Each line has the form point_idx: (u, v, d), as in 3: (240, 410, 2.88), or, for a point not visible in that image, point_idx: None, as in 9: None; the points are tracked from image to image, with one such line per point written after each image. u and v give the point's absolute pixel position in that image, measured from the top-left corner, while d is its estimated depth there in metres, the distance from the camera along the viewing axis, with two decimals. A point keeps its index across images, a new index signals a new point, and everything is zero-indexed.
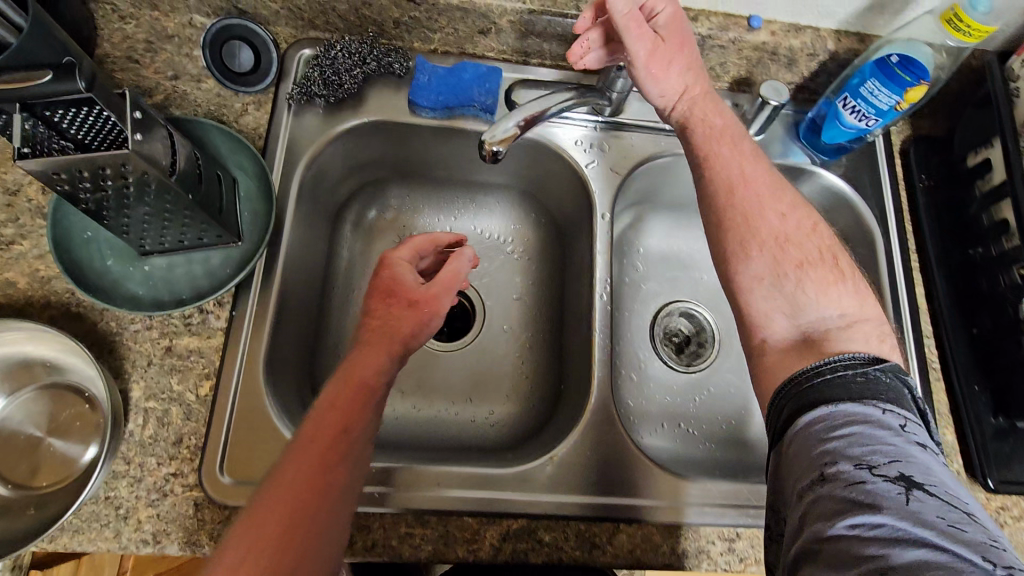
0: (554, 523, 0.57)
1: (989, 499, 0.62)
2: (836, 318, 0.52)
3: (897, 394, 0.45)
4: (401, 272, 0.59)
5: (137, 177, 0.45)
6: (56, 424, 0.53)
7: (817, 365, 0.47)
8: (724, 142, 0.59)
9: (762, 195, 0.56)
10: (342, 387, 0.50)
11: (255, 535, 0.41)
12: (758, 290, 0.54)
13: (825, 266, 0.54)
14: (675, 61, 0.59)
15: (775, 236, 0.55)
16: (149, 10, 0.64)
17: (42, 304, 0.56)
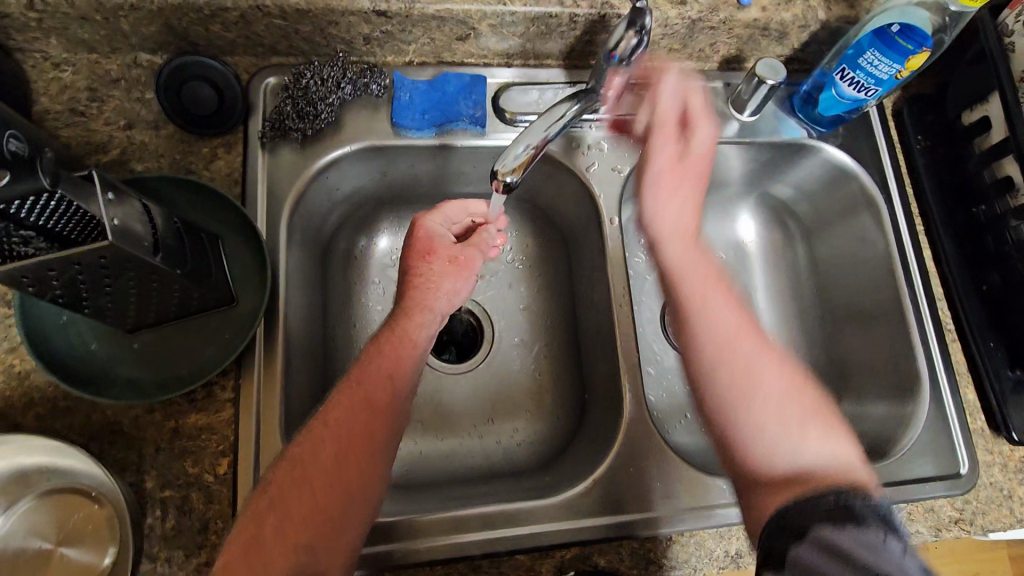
0: (607, 545, 0.56)
1: (1012, 451, 0.64)
2: (833, 458, 0.48)
3: (896, 522, 0.41)
4: (436, 230, 0.59)
5: (118, 263, 0.41)
6: (66, 531, 0.47)
7: (810, 495, 0.44)
8: (716, 298, 0.56)
9: (760, 347, 0.54)
10: (387, 339, 0.53)
11: (296, 490, 0.46)
12: (759, 442, 0.50)
13: (813, 414, 0.51)
14: (682, 187, 0.60)
15: (777, 396, 0.52)
16: (86, 53, 0.57)
17: (25, 403, 0.51)
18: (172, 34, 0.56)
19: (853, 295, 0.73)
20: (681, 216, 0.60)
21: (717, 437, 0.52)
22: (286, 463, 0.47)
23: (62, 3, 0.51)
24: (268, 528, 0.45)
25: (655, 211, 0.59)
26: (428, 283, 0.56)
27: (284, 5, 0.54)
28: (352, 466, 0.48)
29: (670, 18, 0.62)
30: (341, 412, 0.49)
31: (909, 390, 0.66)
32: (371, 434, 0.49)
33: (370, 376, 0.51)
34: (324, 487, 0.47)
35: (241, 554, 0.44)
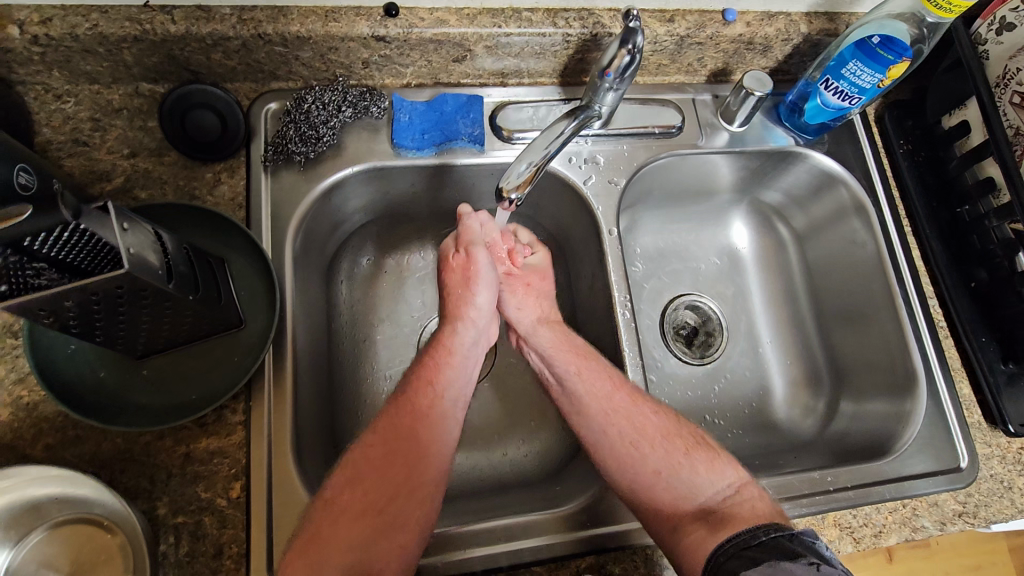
0: (622, 553, 0.56)
1: (1010, 442, 0.65)
2: (726, 489, 0.54)
3: (827, 557, 0.44)
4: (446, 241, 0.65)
5: (132, 290, 0.41)
6: (80, 562, 0.47)
7: (751, 527, 0.48)
8: (582, 357, 0.62)
9: (634, 397, 0.59)
10: (428, 352, 0.58)
11: (351, 490, 0.49)
12: (659, 484, 0.54)
13: (699, 446, 0.57)
14: (534, 288, 0.67)
15: (659, 433, 0.57)
16: (88, 84, 0.58)
17: (34, 434, 0.50)
18: (173, 63, 0.57)
19: (843, 297, 0.76)
20: (547, 307, 0.67)
21: (625, 492, 0.55)
22: (341, 470, 0.50)
23: (66, 37, 0.52)
24: (324, 526, 0.47)
25: (523, 306, 0.66)
26: (458, 300, 0.61)
27: (286, 34, 0.56)
28: (400, 467, 0.51)
29: (660, 36, 0.64)
30: (387, 417, 0.53)
31: (906, 386, 0.68)
32: (413, 435, 0.52)
33: (414, 384, 0.55)
34: (376, 490, 0.49)
35: (303, 547, 0.45)
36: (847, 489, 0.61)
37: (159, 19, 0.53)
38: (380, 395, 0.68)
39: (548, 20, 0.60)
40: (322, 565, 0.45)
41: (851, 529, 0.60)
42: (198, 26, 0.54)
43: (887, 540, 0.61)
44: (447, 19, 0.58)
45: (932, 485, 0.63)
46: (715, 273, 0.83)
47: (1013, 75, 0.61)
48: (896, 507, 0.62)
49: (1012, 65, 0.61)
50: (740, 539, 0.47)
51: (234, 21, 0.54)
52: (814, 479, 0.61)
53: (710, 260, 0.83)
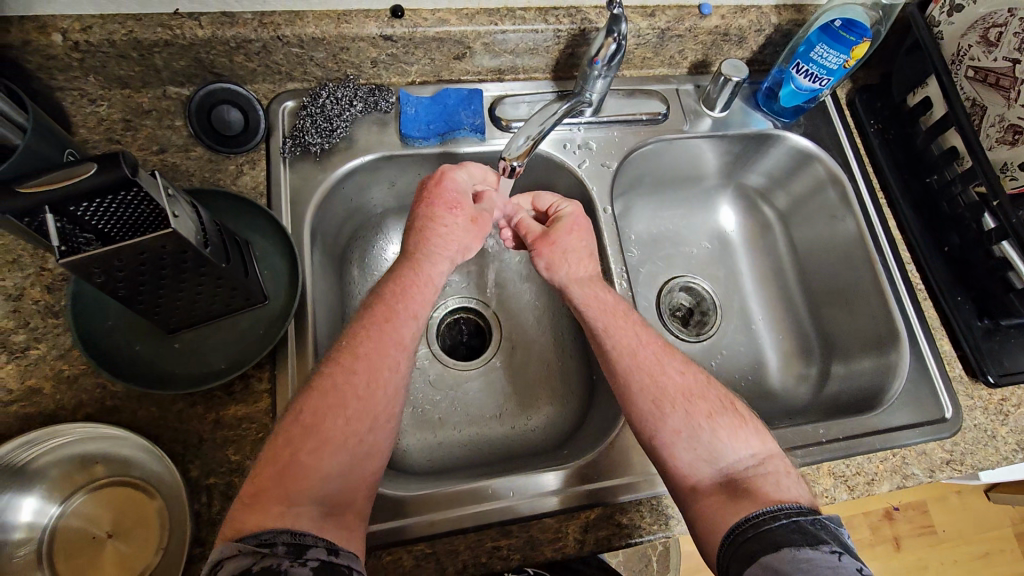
0: (627, 505, 0.59)
1: (991, 394, 0.69)
2: (750, 458, 0.55)
3: (843, 544, 0.45)
4: (460, 185, 0.64)
5: (175, 256, 0.45)
6: (119, 522, 0.51)
7: (773, 509, 0.49)
8: (617, 315, 0.63)
9: (660, 356, 0.60)
10: (410, 279, 0.60)
11: (331, 416, 0.50)
12: (679, 443, 0.55)
13: (727, 411, 0.57)
14: (560, 242, 0.66)
15: (680, 392, 0.58)
16: (120, 88, 0.63)
17: (75, 404, 0.54)
18: (199, 65, 0.62)
19: (829, 270, 0.80)
20: (576, 264, 0.66)
21: (647, 449, 0.57)
22: (315, 392, 0.51)
23: (103, 43, 0.57)
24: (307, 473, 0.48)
25: (551, 263, 0.66)
26: (450, 236, 0.63)
27: (302, 35, 0.61)
28: (380, 396, 0.53)
29: (642, 29, 0.70)
30: (369, 344, 0.54)
31: (889, 343, 0.72)
32: (396, 367, 0.55)
33: (395, 314, 0.57)
34: (357, 419, 0.51)
35: (277, 475, 0.47)
36: (840, 440, 0.65)
37: (187, 25, 0.58)
38: None
39: (540, 17, 0.66)
40: (297, 499, 0.46)
41: (844, 478, 0.64)
42: (223, 30, 0.59)
43: (879, 487, 0.65)
44: (448, 19, 0.64)
45: (918, 435, 0.66)
46: (706, 255, 0.88)
47: (964, 52, 0.67)
48: (887, 456, 0.66)
49: (963, 43, 0.67)
50: (761, 520, 0.48)
51: (256, 25, 0.60)
52: (808, 432, 0.65)
53: (701, 244, 0.88)
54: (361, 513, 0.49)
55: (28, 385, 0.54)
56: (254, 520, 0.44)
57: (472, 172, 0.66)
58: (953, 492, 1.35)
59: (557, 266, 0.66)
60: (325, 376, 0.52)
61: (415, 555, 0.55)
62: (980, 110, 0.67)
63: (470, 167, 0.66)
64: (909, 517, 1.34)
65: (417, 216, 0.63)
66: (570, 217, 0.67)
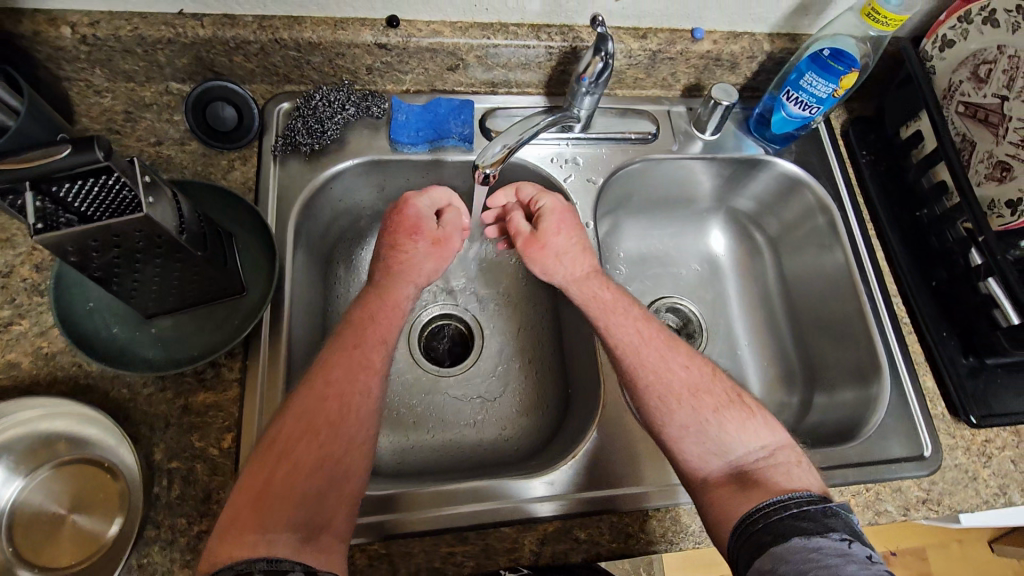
0: (588, 520, 0.59)
1: (973, 434, 0.68)
2: (759, 450, 0.55)
3: (854, 530, 0.45)
4: (421, 210, 0.65)
5: (150, 240, 0.47)
6: (79, 499, 0.52)
7: (784, 499, 0.48)
8: (617, 313, 0.62)
9: (664, 352, 0.60)
10: (378, 306, 0.60)
11: (302, 443, 0.51)
12: (687, 438, 0.55)
13: (735, 405, 0.57)
14: (551, 246, 0.65)
15: (687, 388, 0.58)
16: (124, 82, 0.66)
17: (50, 380, 0.55)
18: (200, 63, 0.65)
19: (818, 302, 0.79)
20: (572, 264, 0.65)
21: (658, 442, 0.57)
22: (288, 420, 0.52)
23: (109, 38, 0.60)
24: (280, 484, 0.49)
25: (546, 267, 0.66)
26: (414, 261, 0.64)
27: (299, 39, 0.63)
28: (351, 419, 0.54)
29: (633, 50, 0.71)
30: (339, 370, 0.55)
31: (871, 374, 0.71)
32: (367, 393, 0.55)
33: (365, 339, 0.58)
34: (328, 444, 0.52)
35: (251, 504, 0.47)
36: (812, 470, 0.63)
37: (190, 25, 0.61)
38: None
39: (532, 33, 0.68)
40: (273, 525, 0.47)
41: None
42: (224, 31, 0.62)
43: None
44: (442, 31, 0.66)
45: (895, 469, 0.65)
46: (695, 277, 0.87)
47: (956, 87, 0.67)
48: (860, 490, 0.64)
49: (955, 79, 0.67)
50: (772, 509, 0.47)
51: (255, 28, 0.62)
52: None
53: (691, 266, 0.88)
54: (341, 536, 0.49)
55: (7, 359, 0.56)
56: (229, 551, 0.45)
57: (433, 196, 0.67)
58: (954, 540, 1.30)
59: (553, 272, 0.66)
60: (295, 404, 0.53)
61: (369, 555, 0.55)
62: (970, 146, 0.67)
63: (430, 193, 0.66)
64: (907, 564, 1.29)
65: (382, 243, 0.65)
66: (552, 213, 0.65)
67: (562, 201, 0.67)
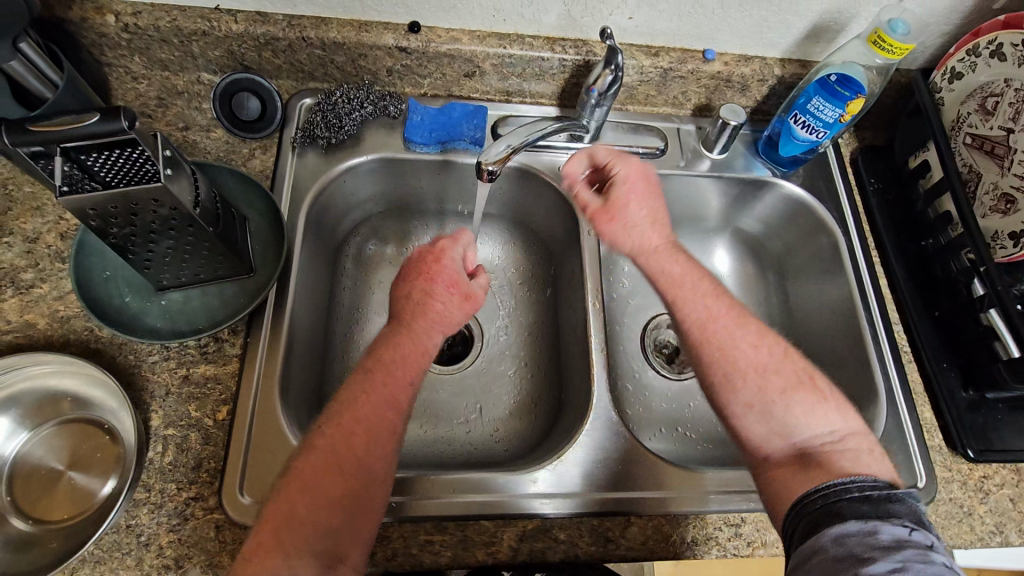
0: (568, 521, 0.59)
1: (971, 469, 0.66)
2: (828, 434, 0.54)
3: (918, 516, 0.44)
4: (454, 264, 0.64)
5: (166, 212, 0.49)
6: (78, 457, 0.54)
7: (843, 482, 0.46)
8: (686, 286, 0.61)
9: (732, 329, 0.59)
10: (407, 347, 0.57)
11: (331, 475, 0.48)
12: (750, 417, 0.56)
13: (805, 389, 0.56)
14: (625, 215, 0.65)
15: (753, 366, 0.57)
16: (160, 70, 0.70)
17: (62, 342, 0.58)
18: (231, 57, 0.68)
19: (819, 326, 0.78)
20: (646, 233, 0.65)
21: (721, 415, 0.58)
22: (316, 452, 0.49)
23: (148, 27, 0.64)
24: (302, 510, 0.47)
25: (617, 236, 0.65)
26: (442, 315, 0.61)
27: (325, 38, 0.67)
28: (376, 455, 0.51)
29: (645, 67, 0.73)
30: (369, 408, 0.52)
31: (867, 399, 0.70)
32: (391, 429, 0.52)
33: (395, 379, 0.55)
34: (354, 475, 0.49)
35: (277, 533, 0.45)
36: None
37: (224, 20, 0.65)
38: None
39: (547, 46, 0.70)
40: (295, 549, 0.45)
41: None
42: (255, 27, 0.65)
43: None
44: (460, 38, 0.69)
45: None
46: None
47: (964, 119, 0.68)
48: None
49: (963, 111, 0.68)
50: (831, 492, 0.46)
51: (285, 25, 0.66)
52: None
53: None
54: (356, 566, 0.47)
55: (25, 319, 0.59)
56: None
57: (465, 246, 0.66)
58: None
59: (624, 241, 0.65)
60: (320, 433, 0.51)
61: None
62: (976, 177, 0.67)
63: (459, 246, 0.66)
64: None
65: (412, 289, 0.62)
66: (626, 181, 0.65)
67: (641, 166, 0.67)
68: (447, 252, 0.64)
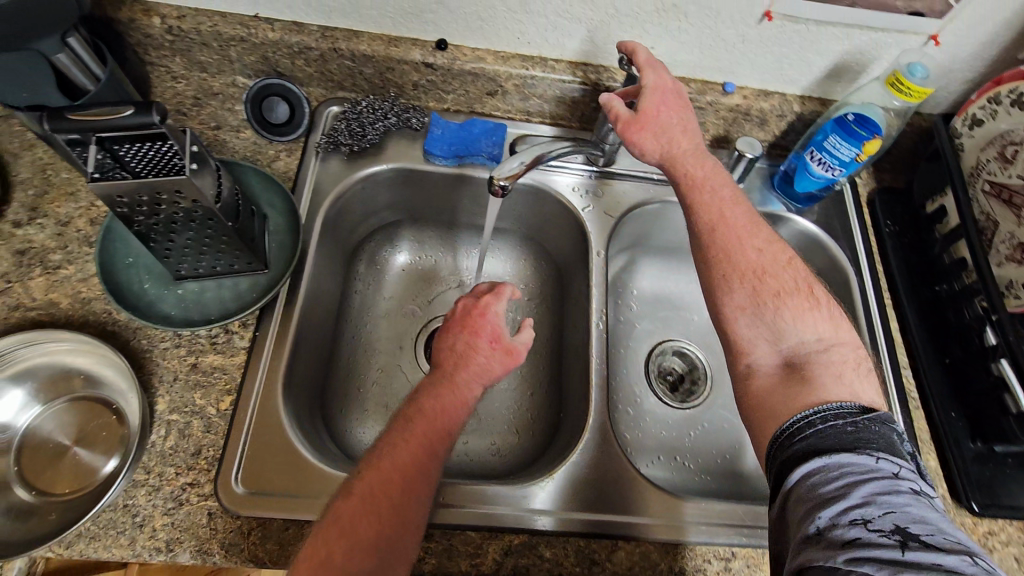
0: (554, 539, 0.59)
1: (976, 523, 0.63)
2: (814, 341, 0.54)
3: (887, 443, 0.44)
4: (496, 320, 0.64)
5: (189, 204, 0.52)
6: (85, 434, 0.56)
7: (808, 414, 0.47)
8: (705, 190, 0.62)
9: (740, 233, 0.60)
10: (446, 396, 0.56)
11: (366, 521, 0.46)
12: (742, 320, 0.57)
13: (801, 293, 0.57)
14: (660, 123, 0.64)
15: (754, 267, 0.58)
16: (198, 72, 0.73)
17: (81, 323, 0.60)
18: (265, 63, 0.72)
19: None
20: (676, 139, 0.64)
21: (714, 320, 0.59)
22: (353, 497, 0.47)
23: (191, 31, 0.67)
24: (338, 554, 0.44)
25: (651, 146, 0.64)
26: (482, 366, 0.60)
27: (355, 51, 0.70)
28: (410, 503, 0.49)
29: None
30: (406, 453, 0.51)
31: None
32: (428, 478, 0.51)
33: (428, 423, 0.53)
34: (387, 518, 0.47)
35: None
36: None
37: (262, 28, 0.68)
38: (365, 368, 0.76)
39: (569, 70, 0.72)
40: None
41: None
42: (290, 36, 0.68)
43: None
44: (485, 58, 0.71)
45: None
46: (706, 325, 0.87)
47: (983, 166, 0.67)
48: None
49: (982, 158, 0.68)
50: (794, 431, 0.47)
51: (318, 36, 0.69)
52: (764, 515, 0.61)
53: (704, 313, 0.88)
54: None
55: (49, 297, 0.61)
56: None
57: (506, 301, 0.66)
58: None
59: (657, 149, 0.64)
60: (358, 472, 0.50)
61: None
62: (992, 225, 0.66)
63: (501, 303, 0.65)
64: None
65: (455, 341, 0.62)
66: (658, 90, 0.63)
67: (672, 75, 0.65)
68: (491, 307, 0.64)
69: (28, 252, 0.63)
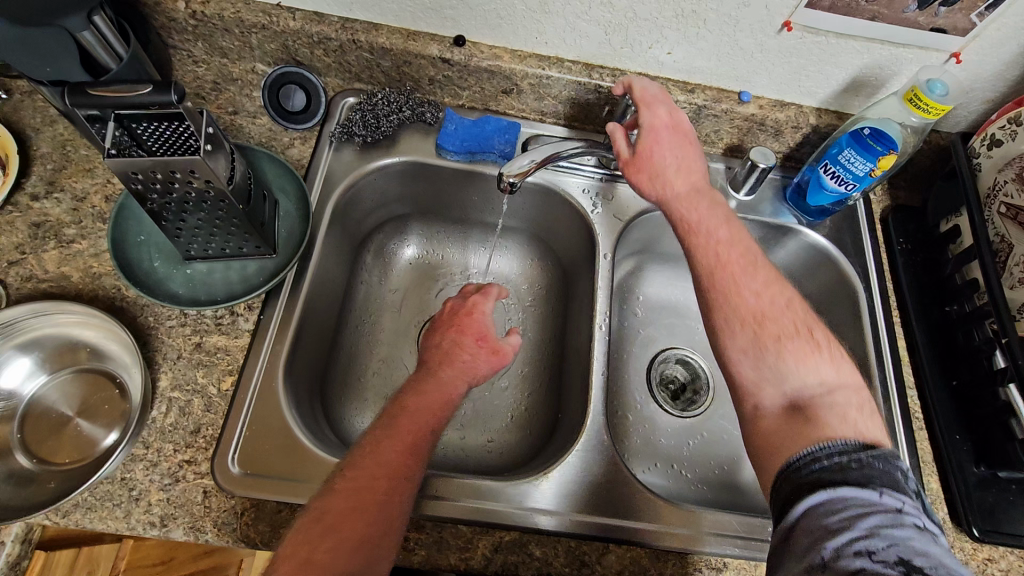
0: (545, 538, 0.58)
1: (974, 549, 0.62)
2: (817, 386, 0.53)
3: (890, 477, 0.44)
4: (486, 321, 0.64)
5: (201, 184, 0.52)
6: (88, 406, 0.57)
7: (812, 450, 0.47)
8: (702, 233, 0.62)
9: (738, 274, 0.59)
10: (433, 398, 0.56)
11: (352, 518, 0.46)
12: (744, 363, 0.56)
13: (802, 337, 0.55)
14: (657, 163, 0.65)
15: (754, 312, 0.57)
16: (219, 57, 0.74)
17: (90, 296, 0.61)
18: (285, 51, 0.73)
19: None
20: (674, 178, 0.65)
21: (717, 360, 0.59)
22: (337, 494, 0.47)
23: (214, 17, 0.68)
24: (320, 553, 0.44)
25: (649, 184, 0.66)
26: (468, 364, 0.60)
27: (374, 43, 0.70)
28: (396, 504, 0.49)
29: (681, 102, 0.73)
30: (394, 450, 0.51)
31: None
32: (411, 482, 0.51)
33: (418, 427, 0.54)
34: (372, 518, 0.47)
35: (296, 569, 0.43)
36: None
37: (284, 16, 0.68)
38: (367, 358, 0.76)
39: (585, 72, 0.72)
40: None
41: None
42: (311, 26, 0.69)
43: None
44: (501, 56, 0.72)
45: None
46: None
47: (1000, 187, 0.67)
48: None
49: (999, 179, 0.67)
50: (800, 464, 0.47)
51: (338, 27, 0.69)
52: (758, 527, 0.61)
53: None
54: None
55: (61, 270, 0.62)
56: None
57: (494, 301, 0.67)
58: None
59: (655, 189, 0.65)
60: (347, 464, 0.50)
61: None
62: (1007, 247, 0.65)
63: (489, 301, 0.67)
64: None
65: (443, 339, 0.62)
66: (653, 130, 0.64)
67: (672, 112, 0.65)
68: (479, 307, 0.65)
69: (43, 225, 0.64)
